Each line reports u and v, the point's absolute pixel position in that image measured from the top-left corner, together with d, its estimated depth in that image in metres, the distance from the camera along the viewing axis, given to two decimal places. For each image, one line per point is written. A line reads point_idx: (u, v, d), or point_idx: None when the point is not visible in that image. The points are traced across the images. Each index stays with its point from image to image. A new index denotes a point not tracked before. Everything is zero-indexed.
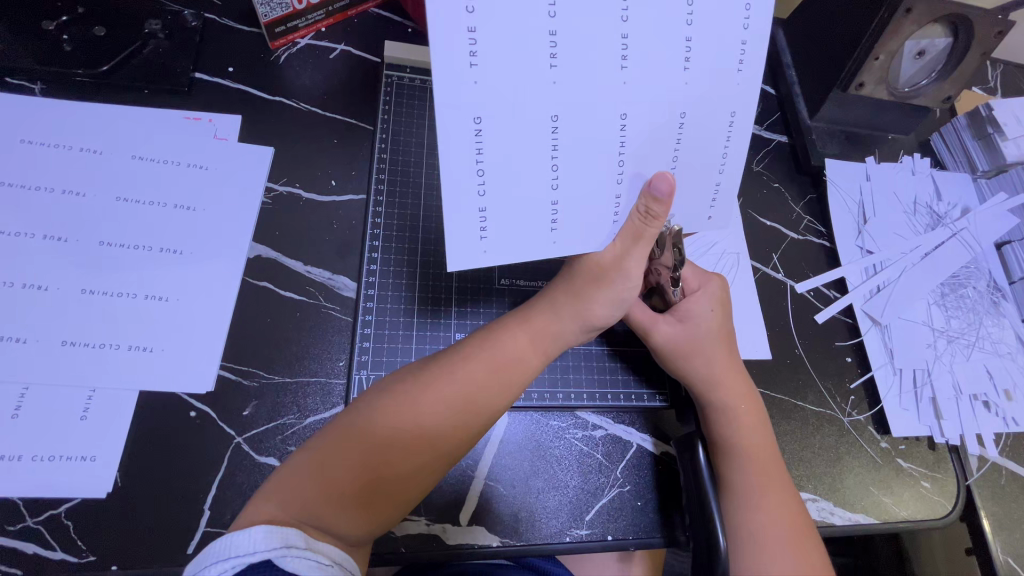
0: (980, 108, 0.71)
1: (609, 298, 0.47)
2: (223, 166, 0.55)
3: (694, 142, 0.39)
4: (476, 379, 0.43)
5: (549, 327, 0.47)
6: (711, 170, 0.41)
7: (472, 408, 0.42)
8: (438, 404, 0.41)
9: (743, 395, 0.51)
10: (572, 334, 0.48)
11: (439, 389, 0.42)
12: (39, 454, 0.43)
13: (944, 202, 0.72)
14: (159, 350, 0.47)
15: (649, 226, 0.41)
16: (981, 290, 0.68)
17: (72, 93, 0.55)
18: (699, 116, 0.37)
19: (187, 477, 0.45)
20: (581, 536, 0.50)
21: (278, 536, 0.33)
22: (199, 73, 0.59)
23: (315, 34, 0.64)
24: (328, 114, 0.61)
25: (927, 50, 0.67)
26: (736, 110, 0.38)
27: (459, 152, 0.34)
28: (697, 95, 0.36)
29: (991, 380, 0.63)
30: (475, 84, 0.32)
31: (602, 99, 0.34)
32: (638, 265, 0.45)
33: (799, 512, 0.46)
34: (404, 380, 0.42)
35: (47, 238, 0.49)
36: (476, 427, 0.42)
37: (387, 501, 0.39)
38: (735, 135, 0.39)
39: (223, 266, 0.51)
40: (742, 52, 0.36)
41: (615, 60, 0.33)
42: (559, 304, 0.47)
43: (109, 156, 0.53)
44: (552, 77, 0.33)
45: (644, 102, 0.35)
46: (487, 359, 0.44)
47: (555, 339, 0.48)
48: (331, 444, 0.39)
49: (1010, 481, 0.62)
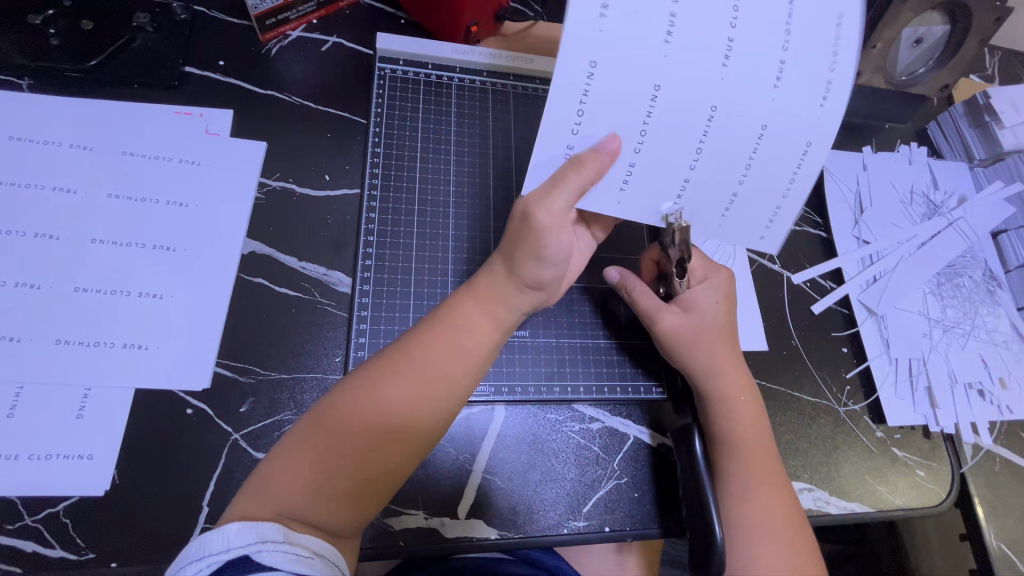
0: (978, 96, 0.70)
1: (537, 255, 0.44)
2: (215, 161, 0.55)
3: (763, 155, 0.41)
4: (438, 358, 0.43)
5: (501, 299, 0.46)
6: (773, 191, 0.42)
7: (437, 386, 0.42)
8: (403, 388, 0.41)
9: (741, 387, 0.51)
10: (510, 297, 0.46)
11: (400, 370, 0.42)
12: (35, 453, 0.43)
13: (941, 191, 0.71)
14: (154, 348, 0.47)
15: (571, 170, 0.39)
16: (977, 279, 0.68)
17: (61, 87, 0.55)
18: (774, 132, 0.40)
19: (184, 475, 0.45)
20: (578, 528, 0.50)
21: (253, 531, 0.34)
22: (189, 66, 0.58)
23: (306, 27, 0.63)
24: (321, 108, 0.60)
25: (924, 37, 0.67)
26: (812, 142, 0.40)
27: (564, 98, 0.38)
28: (777, 106, 0.39)
29: (986, 369, 0.64)
30: (600, 39, 0.36)
31: (697, 79, 0.37)
32: (562, 217, 0.42)
33: (790, 502, 0.47)
34: (366, 368, 0.42)
35: (38, 235, 0.48)
36: (445, 403, 0.42)
37: (372, 488, 0.39)
38: (804, 167, 0.41)
39: (217, 262, 0.51)
40: (827, 89, 0.38)
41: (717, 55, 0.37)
42: (494, 271, 0.47)
43: (100, 152, 0.52)
44: (664, 53, 0.37)
45: (733, 99, 0.38)
46: (450, 338, 0.44)
47: (514, 310, 0.47)
48: (304, 438, 0.39)
49: (1004, 469, 0.62)
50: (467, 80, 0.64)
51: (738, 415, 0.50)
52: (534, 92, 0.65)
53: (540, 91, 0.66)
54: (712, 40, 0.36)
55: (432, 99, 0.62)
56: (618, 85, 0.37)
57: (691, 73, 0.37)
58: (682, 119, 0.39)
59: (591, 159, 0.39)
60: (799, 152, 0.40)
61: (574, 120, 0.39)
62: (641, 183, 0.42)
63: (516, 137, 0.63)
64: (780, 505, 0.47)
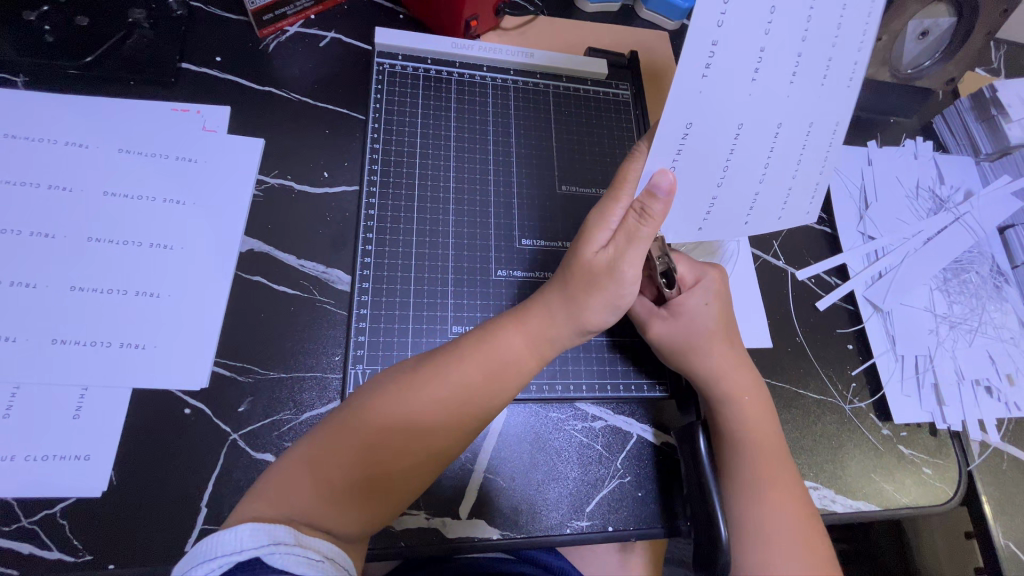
0: (984, 89, 0.69)
1: (605, 304, 0.45)
2: (213, 158, 0.54)
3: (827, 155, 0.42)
4: (471, 381, 0.42)
5: (538, 323, 0.45)
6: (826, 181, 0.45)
7: (467, 409, 0.42)
8: (431, 405, 0.41)
9: (750, 388, 0.51)
10: (566, 336, 0.46)
11: (436, 393, 0.41)
12: (32, 453, 0.42)
13: (946, 186, 0.71)
14: (151, 347, 0.46)
15: (643, 224, 0.41)
16: (984, 275, 0.67)
17: (57, 85, 0.54)
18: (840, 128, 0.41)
19: (182, 475, 0.44)
20: (581, 528, 0.50)
21: (266, 533, 0.33)
22: (185, 63, 0.58)
23: (304, 22, 0.63)
24: (319, 104, 0.60)
25: (930, 29, 0.67)
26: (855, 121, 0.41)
27: (662, 147, 0.39)
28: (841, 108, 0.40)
29: (993, 365, 0.63)
30: (699, 93, 0.36)
31: (779, 107, 0.39)
32: (635, 273, 0.43)
33: (800, 502, 0.46)
34: (395, 380, 0.41)
35: (35, 234, 0.48)
36: (472, 426, 0.42)
37: (387, 498, 0.39)
38: None
39: (215, 261, 0.50)
40: (853, 73, 0.38)
41: (790, 76, 0.37)
42: (552, 308, 0.45)
43: (96, 149, 0.52)
44: (750, 89, 0.37)
45: (803, 114, 0.40)
46: (482, 359, 0.43)
47: (551, 337, 0.46)
48: (325, 446, 0.38)
49: (1012, 466, 0.62)
50: (467, 75, 0.63)
51: (746, 418, 0.50)
52: (535, 87, 0.65)
53: (541, 86, 0.65)
54: (791, 63, 0.37)
55: (430, 96, 0.61)
56: (708, 125, 0.38)
57: (771, 103, 0.38)
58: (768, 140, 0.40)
59: (660, 208, 0.40)
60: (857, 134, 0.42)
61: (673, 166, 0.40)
62: (723, 209, 0.44)
63: (516, 132, 0.62)
64: (791, 506, 0.46)
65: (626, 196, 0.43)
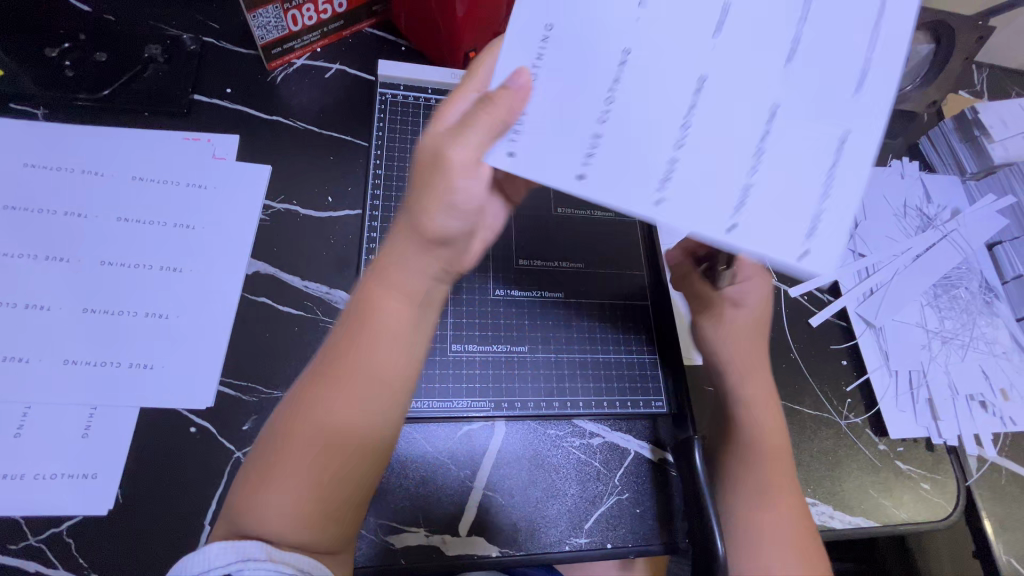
0: (967, 112, 0.72)
1: (440, 200, 0.38)
2: (221, 185, 0.56)
3: (785, 147, 0.38)
4: (369, 365, 0.39)
5: (411, 275, 0.40)
6: (805, 189, 0.38)
7: (380, 393, 0.39)
8: (344, 403, 0.38)
9: (770, 402, 0.52)
10: (425, 266, 0.40)
11: (353, 387, 0.38)
12: (40, 472, 0.43)
13: (934, 204, 0.72)
14: (159, 367, 0.48)
15: (482, 109, 0.37)
16: (974, 291, 0.68)
17: (73, 117, 0.57)
18: (807, 124, 0.38)
19: (188, 492, 0.45)
20: (580, 545, 0.50)
21: (237, 550, 0.35)
22: (197, 94, 0.61)
23: (311, 54, 0.66)
24: (324, 131, 0.62)
25: (911, 57, 0.69)
26: (849, 132, 0.38)
27: (514, 52, 0.39)
28: (800, 90, 0.38)
29: (987, 381, 0.64)
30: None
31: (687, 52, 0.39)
32: (466, 155, 0.38)
33: (805, 531, 0.47)
34: (305, 387, 0.39)
35: (50, 259, 0.50)
36: (390, 407, 0.39)
37: (340, 502, 0.38)
38: (842, 173, 0.38)
39: (222, 282, 0.52)
40: (859, 82, 0.38)
41: (706, 26, 0.38)
42: (406, 246, 0.40)
43: (110, 177, 0.54)
44: (636, 15, 0.39)
45: (726, 68, 0.38)
46: (374, 341, 0.39)
47: (419, 281, 0.40)
48: (260, 474, 0.37)
49: (1011, 482, 0.62)
50: None
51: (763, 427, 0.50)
52: None
53: None
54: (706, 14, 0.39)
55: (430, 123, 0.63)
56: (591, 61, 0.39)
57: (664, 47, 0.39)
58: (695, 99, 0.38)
59: (525, 89, 0.35)
60: (836, 148, 0.38)
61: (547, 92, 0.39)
62: (611, 165, 0.38)
63: None
64: (795, 532, 0.46)
65: (469, 94, 0.42)
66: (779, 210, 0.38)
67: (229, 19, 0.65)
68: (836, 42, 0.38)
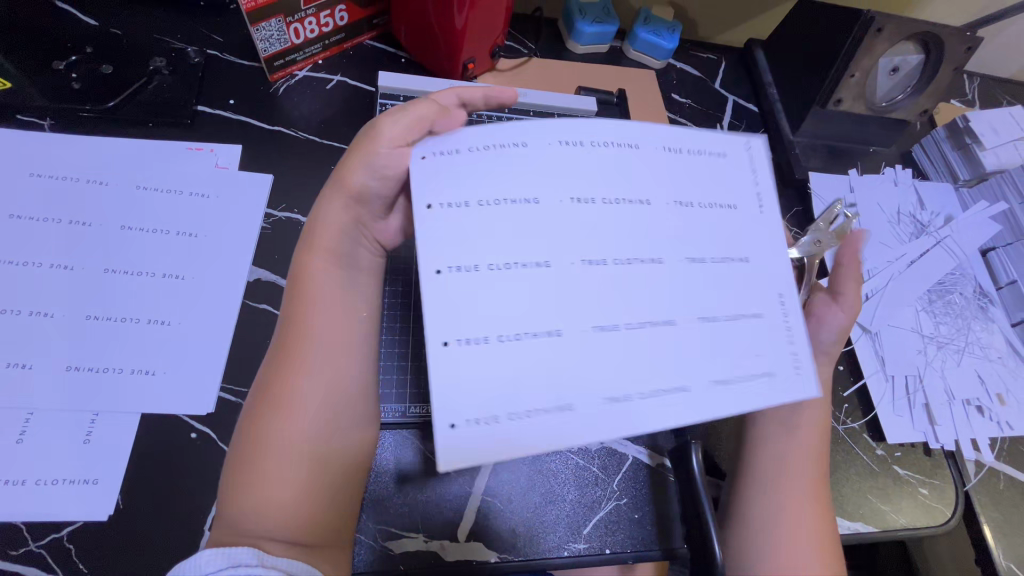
0: (957, 120, 0.74)
1: (363, 163, 0.43)
2: (224, 194, 0.57)
3: (681, 314, 0.34)
4: (331, 330, 0.42)
5: (342, 242, 0.45)
6: (661, 363, 0.33)
7: (346, 352, 0.42)
8: (315, 369, 0.40)
9: (819, 423, 0.50)
10: (351, 232, 0.46)
11: (308, 356, 0.41)
12: (41, 478, 0.43)
13: (927, 211, 0.73)
14: (160, 373, 0.48)
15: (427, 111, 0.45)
16: (968, 296, 0.69)
17: (78, 127, 0.58)
18: (714, 315, 0.35)
19: (188, 497, 0.46)
20: (578, 550, 0.50)
21: (228, 556, 0.33)
22: (200, 105, 0.62)
23: (312, 66, 0.67)
24: (325, 141, 0.63)
25: (900, 66, 0.70)
26: (761, 315, 0.36)
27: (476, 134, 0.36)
28: (736, 293, 0.36)
29: (983, 385, 0.64)
30: (633, 149, 0.37)
31: (658, 187, 0.36)
32: (393, 135, 0.43)
33: (830, 552, 0.45)
34: (270, 368, 0.41)
35: (54, 266, 0.50)
36: (357, 364, 0.43)
37: (340, 466, 0.40)
38: (743, 365, 0.34)
39: (223, 290, 0.53)
40: (790, 332, 0.36)
41: (679, 200, 0.36)
42: (338, 218, 0.45)
43: (114, 186, 0.55)
44: (642, 154, 0.37)
45: (677, 231, 0.36)
46: (331, 309, 0.43)
47: (351, 251, 0.46)
48: (250, 464, 0.37)
49: (1009, 487, 0.62)
50: None
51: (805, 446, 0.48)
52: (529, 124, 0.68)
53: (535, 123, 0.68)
54: (702, 198, 0.37)
55: None
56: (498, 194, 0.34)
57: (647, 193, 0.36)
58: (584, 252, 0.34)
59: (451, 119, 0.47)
60: (737, 351, 0.34)
61: (450, 213, 0.33)
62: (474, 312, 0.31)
63: None
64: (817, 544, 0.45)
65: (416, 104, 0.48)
66: (606, 369, 0.32)
67: (233, 33, 0.67)
68: (763, 283, 0.37)
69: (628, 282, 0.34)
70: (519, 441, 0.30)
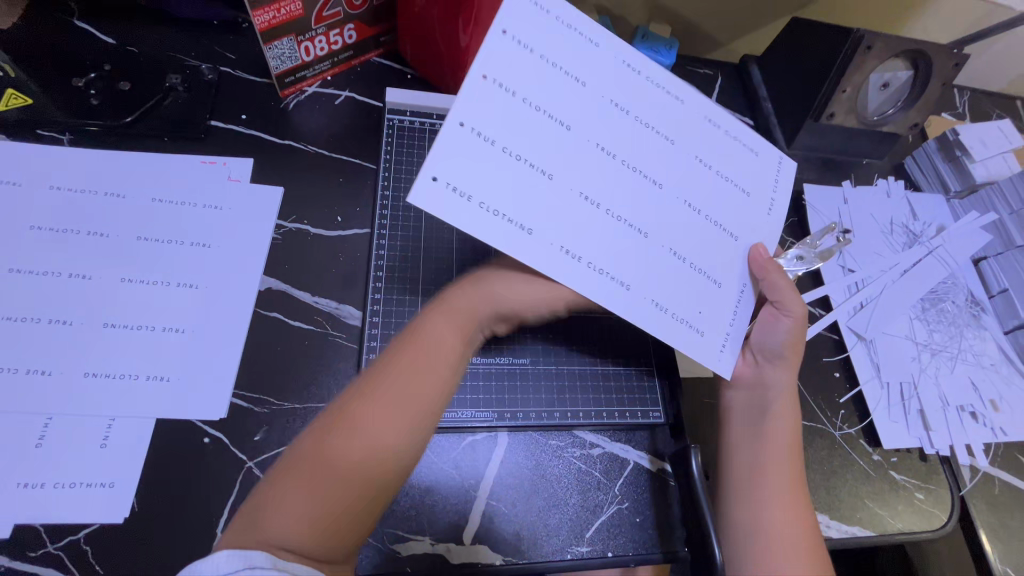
0: (947, 133, 0.76)
1: None
2: (237, 206, 0.59)
3: (658, 228, 0.46)
4: (414, 379, 0.44)
5: (461, 314, 0.49)
6: (625, 251, 0.45)
7: (417, 407, 0.43)
8: (385, 412, 0.42)
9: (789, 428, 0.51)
10: (473, 316, 0.49)
11: (380, 399, 0.42)
12: (59, 481, 0.45)
13: (919, 222, 0.75)
14: (174, 379, 0.50)
15: None
16: (960, 304, 0.70)
17: (96, 142, 0.60)
18: (686, 246, 0.47)
19: (201, 501, 0.47)
20: (582, 553, 0.51)
21: (242, 557, 0.33)
22: (214, 120, 0.64)
23: (321, 83, 0.69)
24: (334, 154, 0.65)
25: (890, 82, 0.72)
26: (720, 283, 0.48)
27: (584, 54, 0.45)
28: (711, 247, 0.48)
29: (976, 392, 0.65)
30: (688, 103, 0.48)
31: (691, 147, 0.48)
32: None
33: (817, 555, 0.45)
34: (345, 398, 0.43)
35: (72, 276, 0.52)
36: (422, 424, 0.43)
37: (359, 509, 0.39)
38: (698, 300, 0.47)
39: (236, 298, 0.54)
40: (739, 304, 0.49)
41: (704, 167, 0.49)
42: (462, 298, 0.50)
43: (131, 198, 0.57)
44: (700, 122, 0.49)
45: (689, 182, 0.48)
46: (422, 360, 0.45)
47: (468, 325, 0.48)
48: (286, 471, 0.39)
49: (1004, 492, 0.63)
50: None
51: (781, 448, 0.50)
52: None
53: None
54: (722, 177, 0.49)
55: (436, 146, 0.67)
56: (539, 108, 0.42)
57: (686, 144, 0.48)
58: (599, 172, 0.44)
59: None
60: (700, 290, 0.47)
61: (476, 132, 0.40)
62: (481, 177, 0.40)
63: None
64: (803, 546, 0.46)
65: None
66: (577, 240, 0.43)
67: (245, 50, 0.69)
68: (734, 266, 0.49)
69: (631, 187, 0.45)
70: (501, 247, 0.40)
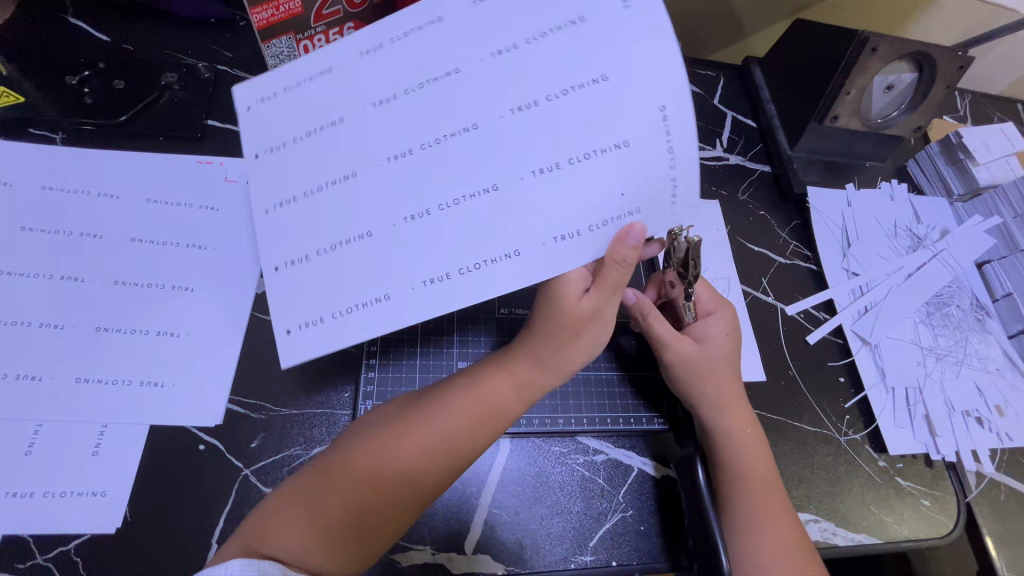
0: (950, 136, 0.76)
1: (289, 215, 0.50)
2: (233, 207, 0.58)
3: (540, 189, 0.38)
4: (459, 423, 0.41)
5: (529, 374, 0.45)
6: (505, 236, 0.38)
7: (453, 450, 0.41)
8: (419, 452, 0.40)
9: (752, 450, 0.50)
10: (542, 375, 0.45)
11: (416, 437, 0.40)
12: (50, 490, 0.44)
13: (922, 225, 0.75)
14: (170, 385, 0.49)
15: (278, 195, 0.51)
16: (965, 308, 0.70)
17: (90, 142, 0.59)
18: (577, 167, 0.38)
19: (195, 511, 0.46)
20: (585, 563, 0.50)
21: (255, 566, 0.34)
22: (211, 120, 0.63)
23: None
24: None
25: (894, 84, 0.71)
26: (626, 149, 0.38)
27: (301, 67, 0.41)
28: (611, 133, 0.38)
29: (981, 397, 0.65)
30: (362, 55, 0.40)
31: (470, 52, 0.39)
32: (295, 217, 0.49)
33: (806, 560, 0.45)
34: (383, 425, 0.41)
35: (63, 278, 0.51)
36: (455, 467, 0.41)
37: (367, 538, 0.38)
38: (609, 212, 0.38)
39: (232, 301, 0.53)
40: (674, 187, 0.38)
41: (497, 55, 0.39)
42: (539, 353, 0.44)
43: (125, 199, 0.55)
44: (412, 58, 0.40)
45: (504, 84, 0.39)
46: (472, 404, 0.42)
47: (534, 384, 0.45)
48: (308, 487, 0.38)
49: (1010, 498, 0.62)
50: None
51: (750, 450, 0.50)
52: None
53: None
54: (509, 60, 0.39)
55: None
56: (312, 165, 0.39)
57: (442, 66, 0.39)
58: (416, 175, 0.38)
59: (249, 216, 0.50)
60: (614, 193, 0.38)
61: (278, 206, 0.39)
62: (319, 275, 0.38)
63: None
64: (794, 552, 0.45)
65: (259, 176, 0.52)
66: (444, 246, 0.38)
67: (243, 49, 0.68)
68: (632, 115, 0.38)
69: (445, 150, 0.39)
70: (349, 318, 0.38)
